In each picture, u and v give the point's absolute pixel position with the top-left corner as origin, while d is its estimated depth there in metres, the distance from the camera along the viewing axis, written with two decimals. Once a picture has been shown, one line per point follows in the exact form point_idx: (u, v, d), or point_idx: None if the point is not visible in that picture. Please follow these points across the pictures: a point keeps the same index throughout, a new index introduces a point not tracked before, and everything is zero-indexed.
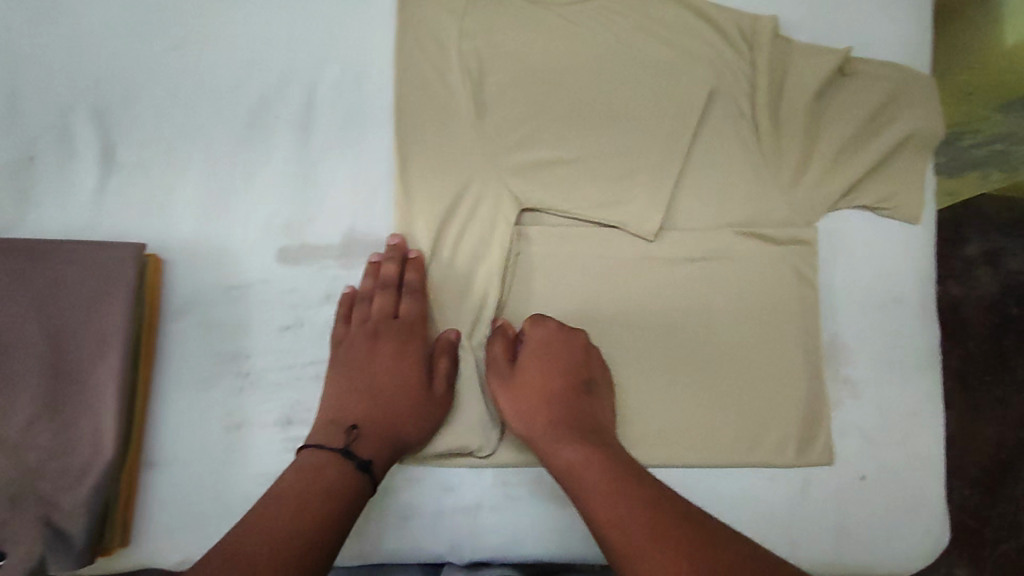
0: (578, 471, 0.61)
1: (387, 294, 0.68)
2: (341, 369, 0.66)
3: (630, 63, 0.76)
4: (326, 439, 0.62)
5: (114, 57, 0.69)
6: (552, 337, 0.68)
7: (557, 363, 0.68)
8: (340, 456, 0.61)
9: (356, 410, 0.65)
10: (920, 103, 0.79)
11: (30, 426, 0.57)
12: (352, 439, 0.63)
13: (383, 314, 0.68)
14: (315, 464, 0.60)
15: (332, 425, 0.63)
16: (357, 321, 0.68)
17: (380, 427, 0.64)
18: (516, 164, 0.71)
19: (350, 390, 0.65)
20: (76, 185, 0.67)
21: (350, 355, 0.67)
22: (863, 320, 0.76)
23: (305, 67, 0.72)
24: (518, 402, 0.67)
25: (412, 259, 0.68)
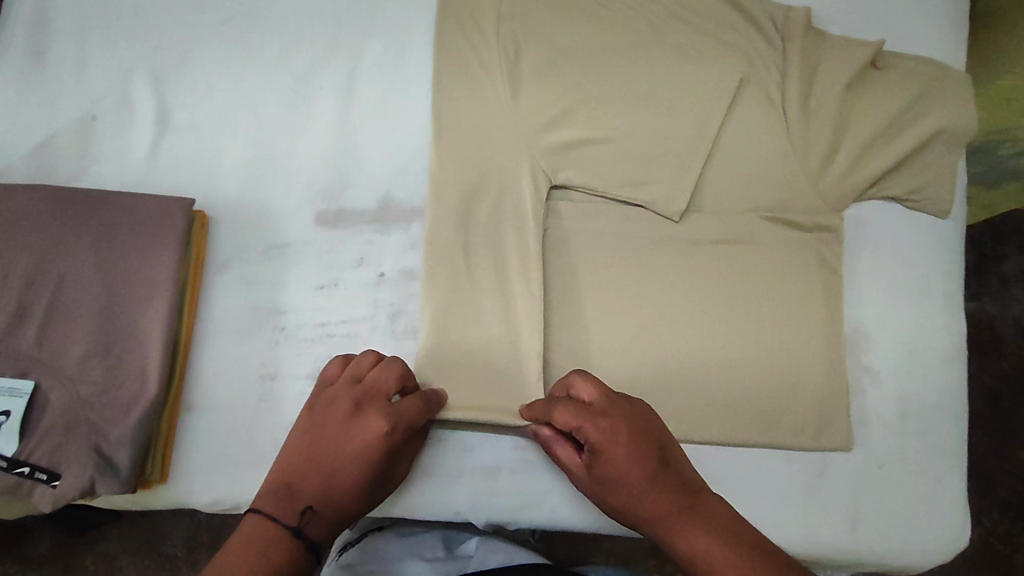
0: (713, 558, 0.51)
1: (391, 371, 0.62)
2: (314, 440, 0.59)
3: (663, 49, 0.78)
4: (278, 509, 0.54)
5: (175, 28, 0.74)
6: (619, 409, 0.60)
7: (640, 438, 0.58)
8: (290, 535, 0.53)
9: (311, 487, 0.56)
10: (953, 98, 0.79)
11: (84, 360, 0.61)
12: (304, 519, 0.54)
13: (378, 389, 0.61)
14: (266, 539, 0.52)
15: (287, 496, 0.55)
16: (347, 388, 0.61)
17: (333, 510, 0.56)
18: (548, 141, 0.73)
19: (312, 462, 0.58)
20: (133, 145, 0.72)
21: (327, 422, 0.59)
22: (887, 310, 0.77)
23: (351, 44, 0.75)
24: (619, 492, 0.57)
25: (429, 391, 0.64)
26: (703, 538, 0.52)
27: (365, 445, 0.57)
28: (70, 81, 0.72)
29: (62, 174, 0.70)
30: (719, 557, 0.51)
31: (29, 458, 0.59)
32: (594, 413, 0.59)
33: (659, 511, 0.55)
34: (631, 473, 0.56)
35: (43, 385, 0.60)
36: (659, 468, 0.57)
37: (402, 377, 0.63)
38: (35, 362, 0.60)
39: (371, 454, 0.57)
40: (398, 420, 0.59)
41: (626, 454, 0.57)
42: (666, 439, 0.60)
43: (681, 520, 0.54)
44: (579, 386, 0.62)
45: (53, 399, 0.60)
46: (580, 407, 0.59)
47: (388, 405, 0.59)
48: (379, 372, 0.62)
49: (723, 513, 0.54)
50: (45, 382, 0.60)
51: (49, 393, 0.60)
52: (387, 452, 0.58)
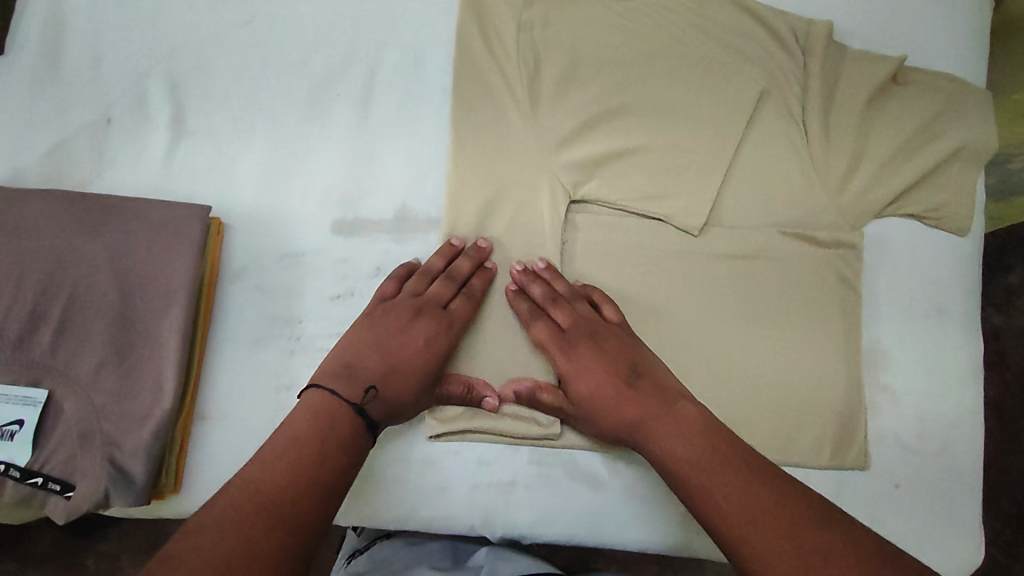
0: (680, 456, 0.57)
1: (449, 284, 0.67)
2: (374, 332, 0.64)
3: (683, 60, 0.77)
4: (343, 388, 0.59)
5: (191, 31, 0.73)
6: (589, 324, 0.66)
7: (613, 358, 0.64)
8: (353, 410, 0.58)
9: (371, 371, 0.61)
10: (974, 114, 0.78)
11: (98, 369, 0.60)
12: (368, 397, 0.59)
13: (435, 298, 0.66)
14: (328, 413, 0.57)
15: (349, 377, 0.60)
16: (405, 297, 0.66)
17: (393, 393, 0.61)
18: (567, 152, 0.72)
19: (374, 352, 0.62)
20: (148, 149, 0.71)
21: (385, 322, 0.64)
22: (905, 329, 0.76)
23: (368, 49, 0.75)
24: (593, 396, 0.63)
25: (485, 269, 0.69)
26: (673, 441, 0.58)
27: (425, 344, 0.63)
28: (85, 82, 0.72)
29: (77, 178, 0.70)
30: (689, 458, 0.57)
31: (43, 468, 0.59)
32: (563, 341, 0.65)
33: (637, 417, 0.61)
34: (606, 394, 0.62)
35: (57, 394, 0.59)
36: (631, 383, 0.62)
37: (482, 261, 0.70)
38: (49, 371, 0.60)
39: (431, 354, 0.63)
40: (455, 324, 0.66)
41: (594, 375, 0.63)
42: (640, 353, 0.65)
43: (656, 424, 0.60)
44: (555, 308, 0.67)
45: (68, 408, 0.59)
46: (552, 334, 0.66)
47: (447, 313, 0.66)
48: (439, 284, 0.67)
49: (693, 414, 0.59)
50: (60, 392, 0.60)
51: (63, 402, 0.59)
52: (443, 354, 0.64)
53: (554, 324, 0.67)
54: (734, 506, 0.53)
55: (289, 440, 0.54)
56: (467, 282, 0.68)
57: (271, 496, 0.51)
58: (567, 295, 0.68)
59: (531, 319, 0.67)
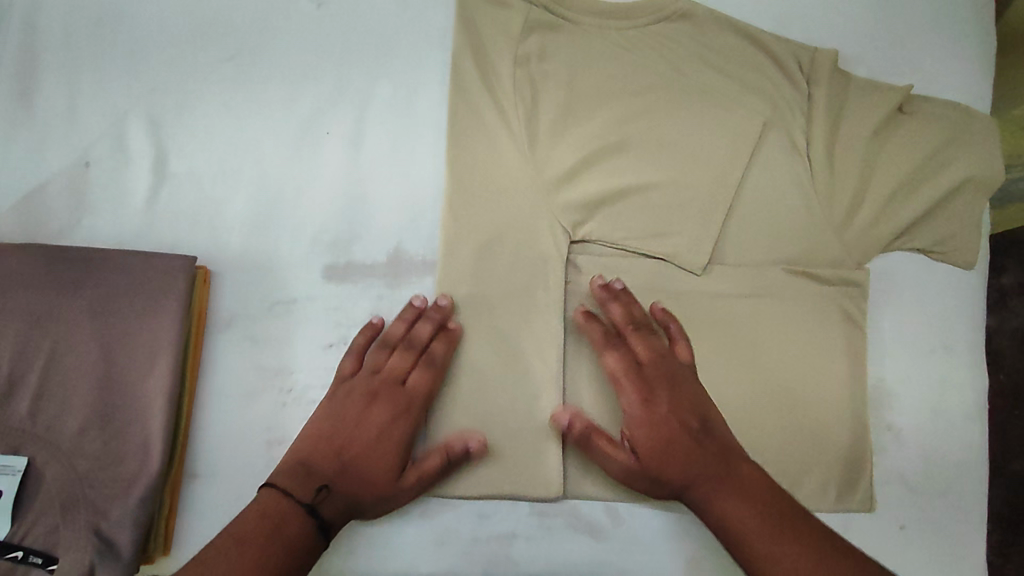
0: (734, 524, 0.58)
1: (406, 358, 0.65)
2: (331, 421, 0.62)
3: (685, 92, 0.75)
4: (292, 487, 0.58)
5: (172, 68, 0.70)
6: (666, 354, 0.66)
7: (686, 404, 0.63)
8: (302, 512, 0.57)
9: (328, 466, 0.60)
10: (981, 145, 0.77)
11: (82, 434, 0.58)
12: (318, 497, 0.58)
13: (392, 377, 0.64)
14: (279, 510, 0.56)
15: (303, 474, 0.59)
16: (364, 377, 0.64)
17: (350, 492, 0.59)
18: (566, 192, 0.70)
19: (327, 443, 0.61)
20: (130, 194, 0.68)
21: (343, 404, 0.63)
22: (910, 366, 0.75)
23: (358, 84, 0.72)
24: (659, 433, 0.62)
25: (449, 330, 0.67)
26: (732, 504, 0.59)
27: (383, 428, 0.62)
28: (61, 124, 0.68)
29: (54, 225, 0.67)
30: (746, 521, 0.57)
31: (24, 541, 0.57)
32: (642, 377, 0.65)
33: (695, 476, 0.61)
34: (675, 436, 0.62)
35: (38, 462, 0.57)
36: (699, 438, 0.62)
37: (444, 320, 0.67)
38: (28, 438, 0.58)
39: (388, 437, 0.61)
40: (414, 403, 0.64)
41: (666, 423, 0.62)
42: (710, 411, 0.65)
43: (719, 484, 0.60)
44: (636, 337, 0.67)
45: (49, 476, 0.57)
46: (625, 368, 0.65)
47: (402, 393, 0.64)
48: (395, 359, 0.65)
49: (754, 478, 0.60)
50: (40, 459, 0.57)
51: (44, 470, 0.57)
52: (402, 438, 0.62)
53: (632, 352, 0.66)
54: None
55: (232, 538, 0.53)
56: (428, 348, 0.66)
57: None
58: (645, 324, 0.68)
59: (604, 348, 0.67)
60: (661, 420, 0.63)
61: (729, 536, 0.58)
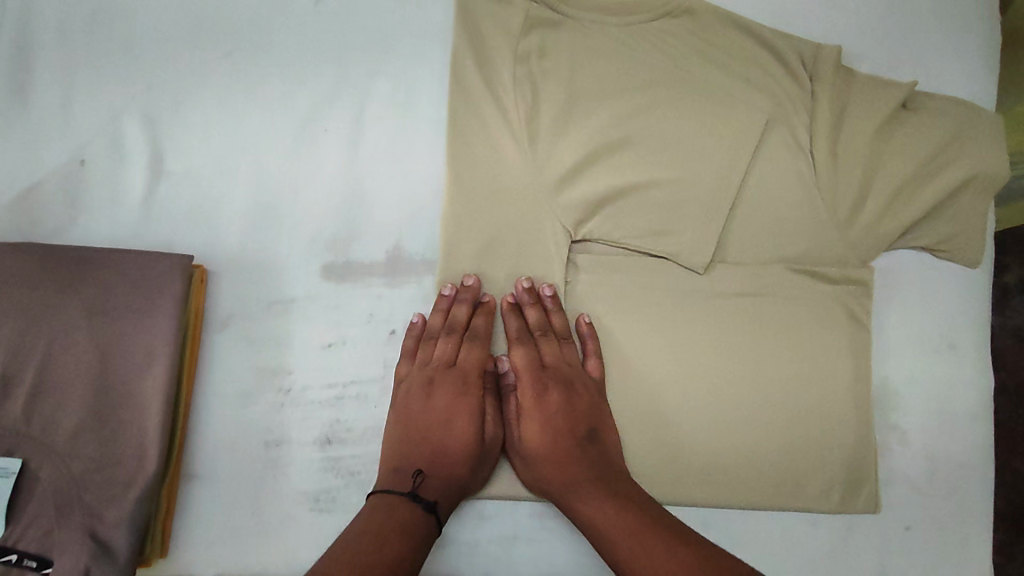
0: (603, 525, 0.59)
1: (450, 342, 0.66)
2: (402, 419, 0.64)
3: (686, 89, 0.75)
4: (393, 482, 0.60)
5: (168, 65, 0.70)
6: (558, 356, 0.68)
7: (580, 413, 0.65)
8: (407, 499, 0.58)
9: (416, 457, 0.62)
10: (988, 142, 0.76)
11: (76, 436, 0.57)
12: (418, 483, 0.60)
13: (442, 363, 0.66)
14: (389, 504, 0.58)
15: (396, 470, 0.61)
16: (416, 371, 0.65)
17: (444, 472, 0.61)
18: (567, 190, 0.69)
19: (407, 438, 0.63)
20: (126, 192, 0.67)
21: (409, 402, 0.64)
22: (915, 365, 0.74)
23: (356, 81, 0.71)
24: (540, 431, 0.65)
25: (484, 304, 0.68)
26: (596, 509, 0.60)
27: (450, 407, 0.64)
28: (56, 122, 0.68)
29: (49, 224, 0.66)
30: (614, 527, 0.59)
31: (19, 544, 0.56)
32: (539, 376, 0.67)
33: (574, 483, 0.62)
34: (548, 442, 0.64)
35: (33, 463, 0.57)
36: (584, 445, 0.64)
37: (476, 298, 0.67)
38: (23, 439, 0.57)
39: (458, 413, 0.64)
40: (470, 377, 0.65)
41: (558, 426, 0.64)
42: (601, 416, 0.66)
43: (582, 490, 0.62)
44: (543, 339, 0.68)
45: (44, 478, 0.57)
46: (529, 364, 0.67)
47: (455, 373, 0.65)
48: (439, 347, 0.66)
49: (627, 491, 0.61)
50: (35, 461, 0.57)
51: (39, 472, 0.57)
52: (474, 408, 0.64)
53: (538, 353, 0.68)
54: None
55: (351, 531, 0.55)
56: (471, 325, 0.67)
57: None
58: (560, 328, 0.69)
59: (514, 342, 0.68)
60: (548, 420, 0.65)
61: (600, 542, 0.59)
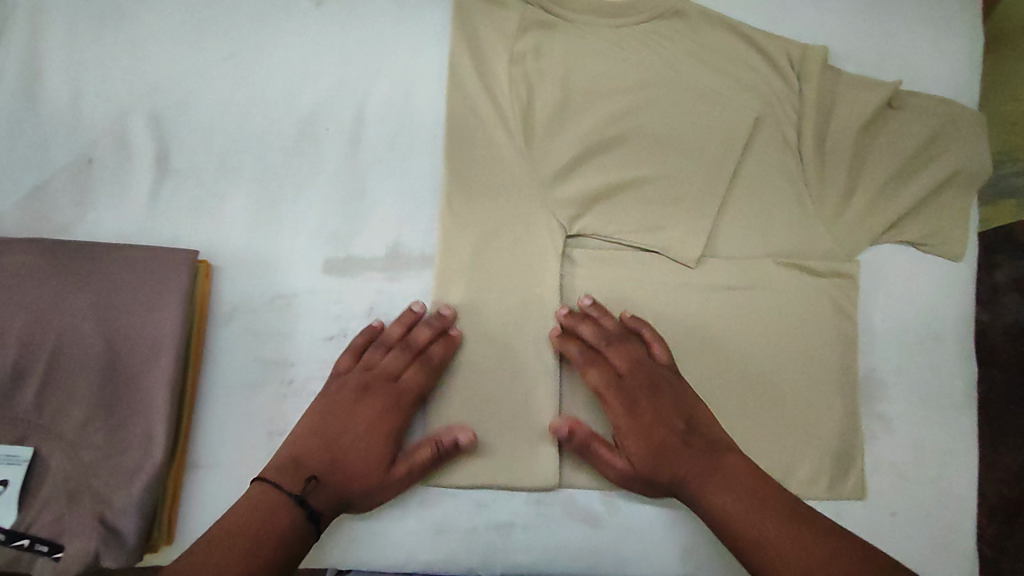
0: (733, 509, 0.60)
1: (401, 358, 0.67)
2: (320, 418, 0.64)
3: (677, 89, 0.77)
4: (283, 479, 0.61)
5: (174, 66, 0.72)
6: (638, 363, 0.68)
7: (669, 410, 0.66)
8: (291, 501, 0.59)
9: (318, 461, 0.62)
10: (968, 141, 0.79)
11: (85, 425, 0.59)
12: (308, 488, 0.60)
13: (386, 374, 0.66)
14: (275, 503, 0.59)
15: (294, 465, 0.61)
16: (357, 374, 0.66)
17: (339, 483, 0.62)
18: (562, 186, 0.72)
19: (319, 440, 0.63)
20: (132, 190, 0.69)
21: (334, 403, 0.65)
22: (900, 356, 0.77)
23: (357, 82, 0.74)
24: (643, 445, 0.65)
25: (450, 337, 0.68)
26: (723, 495, 0.61)
27: (372, 425, 0.64)
28: (64, 122, 0.69)
29: (57, 221, 0.68)
30: (741, 509, 0.60)
31: (30, 530, 0.57)
32: (622, 389, 0.67)
33: (690, 472, 0.63)
34: (659, 449, 0.65)
35: (43, 452, 0.58)
36: (686, 438, 0.65)
37: (444, 326, 0.68)
38: (34, 428, 0.59)
39: (379, 433, 0.64)
40: (404, 403, 0.66)
41: (652, 433, 0.66)
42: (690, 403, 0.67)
43: (705, 479, 0.63)
44: (612, 349, 0.68)
45: (54, 465, 0.58)
46: (607, 382, 0.68)
47: (394, 391, 0.66)
48: (390, 359, 0.67)
49: (740, 467, 0.63)
50: (46, 449, 0.58)
51: (49, 460, 0.58)
52: (392, 434, 0.65)
53: (611, 366, 0.68)
54: (822, 566, 0.55)
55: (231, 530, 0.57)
56: (427, 351, 0.67)
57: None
58: (617, 331, 0.69)
59: (587, 364, 0.68)
60: (646, 430, 0.66)
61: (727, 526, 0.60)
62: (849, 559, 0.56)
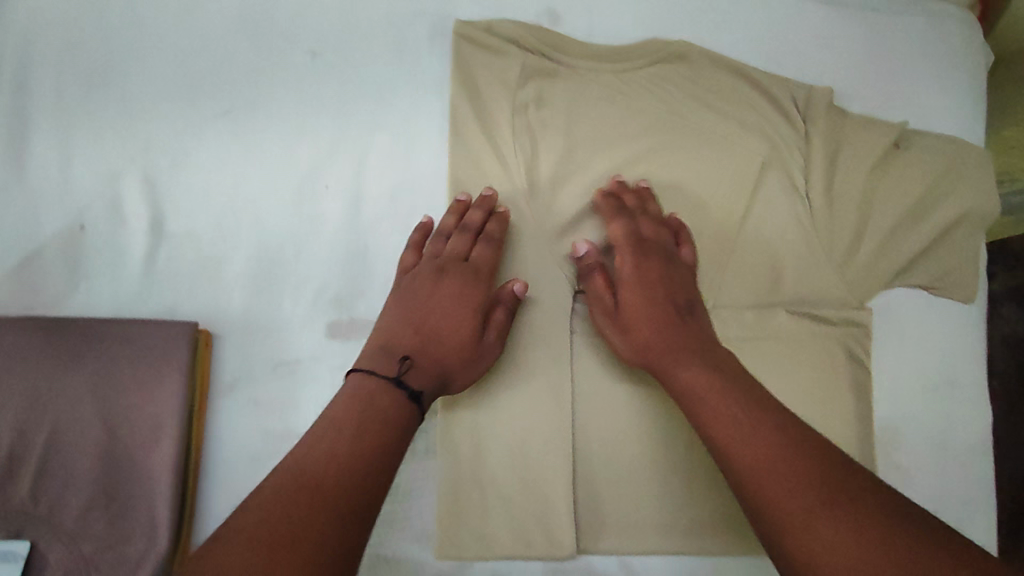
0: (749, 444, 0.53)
1: (466, 239, 0.68)
2: (405, 305, 0.66)
3: (682, 135, 0.76)
4: (379, 365, 0.60)
5: (167, 125, 0.69)
6: (656, 228, 0.70)
7: (687, 299, 0.66)
8: (392, 385, 0.58)
9: (408, 344, 0.63)
10: (977, 180, 0.79)
11: (85, 514, 0.57)
12: (404, 368, 0.60)
13: (454, 256, 0.68)
14: (372, 390, 0.58)
15: (385, 353, 0.62)
16: (428, 262, 0.68)
17: (428, 362, 0.62)
18: (570, 239, 0.72)
19: (405, 328, 0.64)
20: (125, 258, 0.66)
21: (412, 289, 0.66)
22: (914, 403, 0.76)
23: (357, 137, 0.72)
24: (668, 318, 0.64)
25: (497, 214, 0.70)
26: (738, 425, 0.54)
27: (457, 296, 0.66)
28: (53, 188, 0.67)
29: (49, 294, 0.65)
30: (755, 455, 0.52)
31: None
32: (642, 250, 0.68)
33: (709, 395, 0.57)
34: (678, 348, 0.62)
35: (41, 545, 0.56)
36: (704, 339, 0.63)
37: (490, 210, 0.70)
38: (32, 520, 0.57)
39: (464, 304, 0.66)
40: (481, 271, 0.68)
41: (672, 320, 0.64)
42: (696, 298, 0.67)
43: (723, 406, 0.56)
44: (638, 220, 0.70)
45: (53, 559, 0.56)
46: (628, 237, 0.69)
47: (464, 268, 0.67)
48: (455, 241, 0.68)
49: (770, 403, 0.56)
50: (44, 541, 0.56)
51: (48, 553, 0.56)
52: (478, 300, 0.66)
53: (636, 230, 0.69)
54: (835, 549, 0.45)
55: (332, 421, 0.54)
56: (483, 229, 0.69)
57: (316, 486, 0.49)
58: (648, 212, 0.71)
59: (610, 219, 0.70)
60: (662, 302, 0.65)
61: (734, 460, 0.53)
62: (818, 489, 0.49)
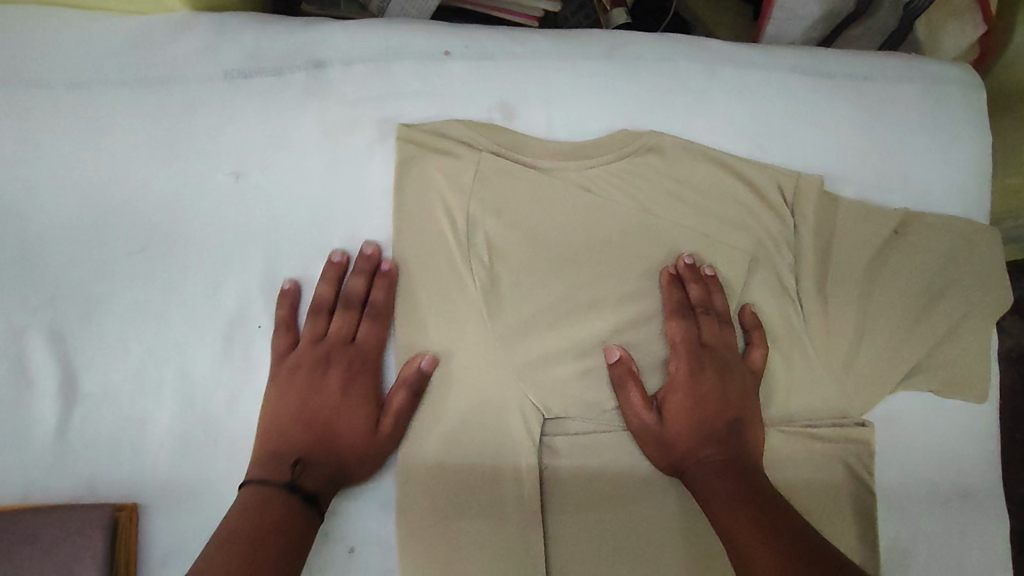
0: (738, 527, 0.55)
1: (348, 318, 0.65)
2: (290, 398, 0.61)
3: (656, 238, 0.69)
4: (269, 473, 0.58)
5: (74, 270, 0.62)
6: (720, 329, 0.68)
7: (731, 403, 0.65)
8: (285, 491, 0.56)
9: (297, 441, 0.60)
10: (985, 267, 0.71)
11: None
12: (296, 473, 0.58)
13: (339, 339, 0.64)
14: (261, 501, 0.56)
15: (274, 460, 0.58)
16: (309, 347, 0.64)
17: (326, 460, 0.60)
18: (534, 362, 0.65)
19: (297, 423, 0.61)
20: (33, 426, 0.60)
21: (295, 384, 0.62)
22: (926, 520, 0.69)
23: (292, 265, 0.65)
24: (700, 422, 0.64)
25: (383, 274, 0.65)
26: (732, 516, 0.56)
27: (342, 389, 0.63)
28: None
29: None
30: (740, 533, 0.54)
31: None
32: (696, 351, 0.66)
33: (720, 492, 0.59)
34: (708, 450, 0.62)
35: None
36: (732, 441, 0.63)
37: (374, 268, 0.65)
38: None
39: (353, 394, 0.63)
40: (369, 356, 0.64)
41: (706, 425, 0.64)
42: (749, 407, 0.65)
43: (728, 500, 0.58)
44: (703, 317, 0.67)
45: None
46: (686, 338, 0.66)
47: (352, 351, 0.64)
48: (337, 322, 0.65)
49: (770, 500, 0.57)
50: None
51: None
52: (368, 388, 0.63)
53: (696, 330, 0.67)
54: None
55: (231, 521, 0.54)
56: (368, 299, 0.65)
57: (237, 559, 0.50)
58: (721, 309, 0.68)
59: (673, 316, 0.67)
60: (703, 405, 0.64)
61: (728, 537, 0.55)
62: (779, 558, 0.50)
